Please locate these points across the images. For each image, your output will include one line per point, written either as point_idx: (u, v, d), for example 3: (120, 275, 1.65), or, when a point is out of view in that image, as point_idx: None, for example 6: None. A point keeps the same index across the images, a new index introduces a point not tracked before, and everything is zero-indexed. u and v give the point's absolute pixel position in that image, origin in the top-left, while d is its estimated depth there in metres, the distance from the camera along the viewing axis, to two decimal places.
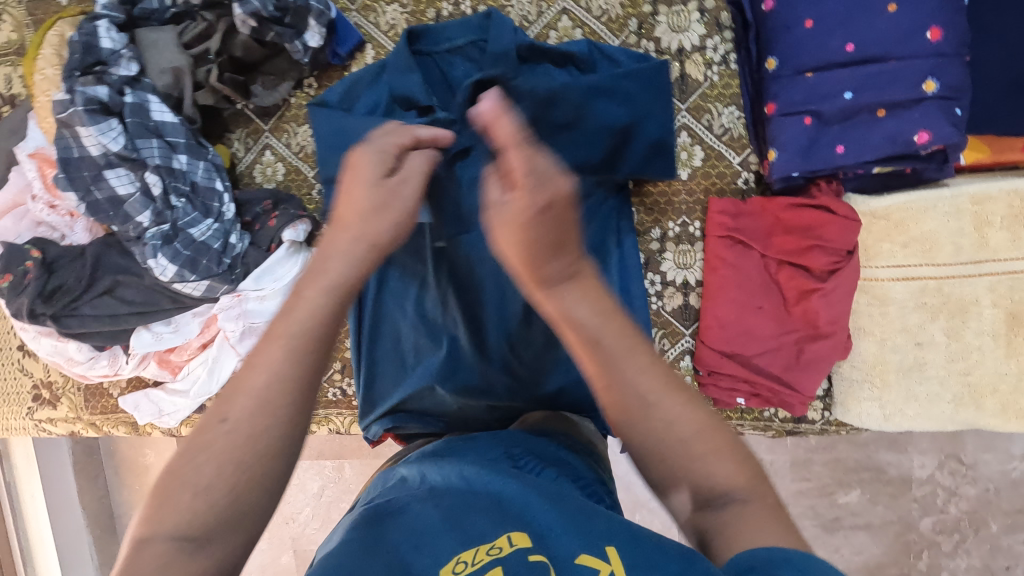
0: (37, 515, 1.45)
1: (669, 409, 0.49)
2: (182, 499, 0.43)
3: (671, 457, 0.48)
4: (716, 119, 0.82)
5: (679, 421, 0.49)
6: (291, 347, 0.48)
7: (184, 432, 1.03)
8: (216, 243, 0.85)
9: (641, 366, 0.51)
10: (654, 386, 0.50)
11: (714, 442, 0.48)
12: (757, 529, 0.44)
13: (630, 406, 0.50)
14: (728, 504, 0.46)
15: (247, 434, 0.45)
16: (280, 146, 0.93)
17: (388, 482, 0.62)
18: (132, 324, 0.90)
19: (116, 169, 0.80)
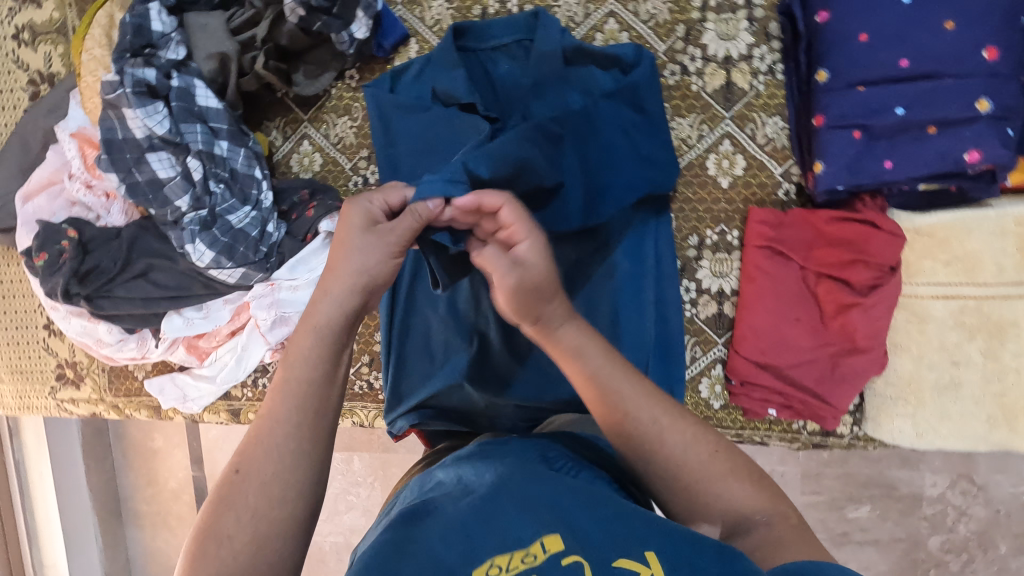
0: (46, 493, 1.45)
1: (671, 436, 0.51)
2: (212, 556, 0.43)
3: (688, 484, 0.50)
4: (760, 129, 0.81)
5: (685, 443, 0.51)
6: (290, 391, 0.49)
7: (207, 418, 1.03)
8: (254, 231, 0.85)
9: (645, 400, 0.52)
10: (662, 419, 0.52)
11: (723, 464, 0.51)
12: (783, 542, 0.47)
13: (641, 437, 0.51)
14: (755, 524, 0.48)
15: (263, 483, 0.46)
16: (318, 136, 0.93)
17: (425, 487, 0.60)
18: (164, 308, 0.90)
19: (159, 153, 0.81)
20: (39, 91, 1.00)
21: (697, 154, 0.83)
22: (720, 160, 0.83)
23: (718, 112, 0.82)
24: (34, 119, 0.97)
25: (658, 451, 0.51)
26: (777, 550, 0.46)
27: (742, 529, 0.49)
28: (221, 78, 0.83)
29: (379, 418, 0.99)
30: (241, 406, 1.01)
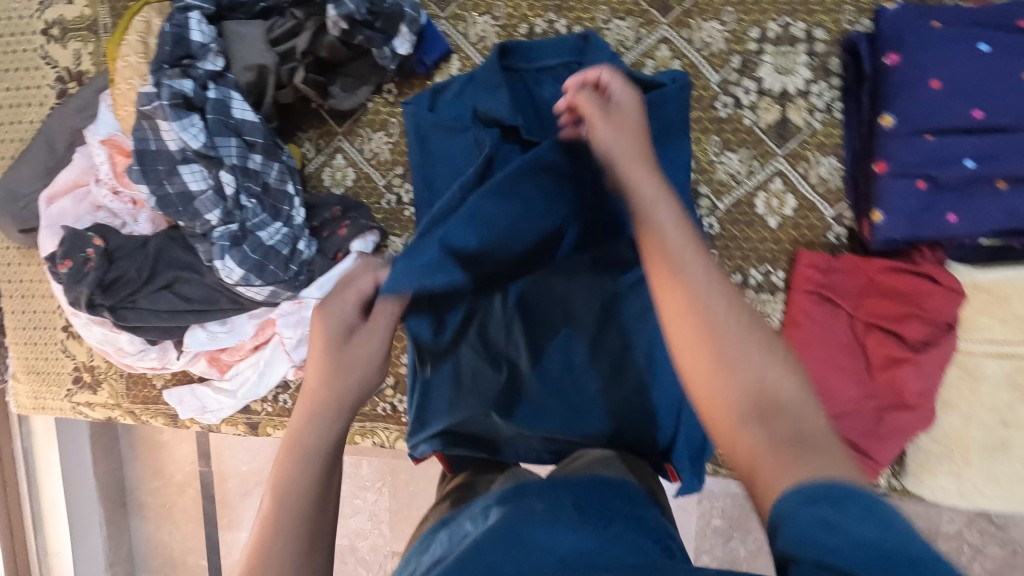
0: (51, 481, 1.42)
1: (723, 302, 0.43)
2: None
3: (720, 356, 0.41)
4: (813, 169, 0.79)
5: (737, 319, 0.42)
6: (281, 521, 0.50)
7: (225, 430, 1.02)
8: (285, 248, 0.82)
9: (705, 264, 0.45)
10: (721, 287, 0.44)
11: (769, 349, 0.42)
12: (815, 455, 0.37)
13: (690, 287, 0.43)
14: (787, 416, 0.39)
15: None
16: (352, 150, 0.90)
17: (453, 540, 0.57)
18: (189, 322, 0.88)
19: (192, 165, 0.78)
20: (67, 89, 0.97)
21: (746, 191, 0.80)
22: (770, 199, 0.80)
23: (771, 149, 0.79)
24: (61, 118, 0.95)
25: (700, 288, 0.43)
26: (797, 459, 0.37)
27: (775, 420, 0.39)
28: (258, 89, 0.80)
29: (401, 440, 0.97)
30: (260, 419, 0.99)
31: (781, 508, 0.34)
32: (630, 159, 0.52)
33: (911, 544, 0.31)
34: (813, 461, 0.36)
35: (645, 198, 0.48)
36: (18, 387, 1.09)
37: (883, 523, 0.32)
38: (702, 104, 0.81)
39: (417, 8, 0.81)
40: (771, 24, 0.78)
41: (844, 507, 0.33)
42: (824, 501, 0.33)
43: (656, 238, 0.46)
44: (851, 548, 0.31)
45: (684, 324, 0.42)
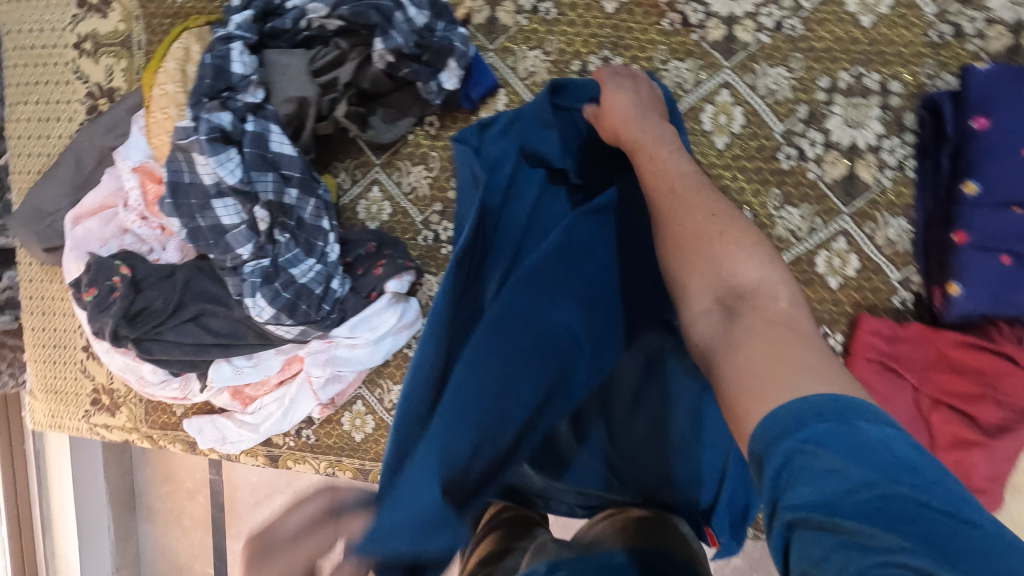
0: (63, 483, 1.38)
1: (725, 223, 0.54)
2: None
3: (698, 251, 0.53)
4: (881, 230, 0.74)
5: (725, 232, 0.53)
6: None
7: (244, 461, 0.99)
8: (318, 287, 0.79)
9: (713, 202, 0.56)
10: (710, 212, 0.55)
11: (755, 261, 0.51)
12: (777, 344, 0.44)
13: (673, 205, 0.57)
14: (751, 305, 0.48)
15: None
16: (389, 183, 0.87)
17: None
18: (213, 357, 0.84)
19: (226, 200, 0.75)
20: (97, 106, 0.94)
21: (806, 248, 0.76)
22: (831, 258, 0.75)
23: (835, 205, 0.75)
24: (91, 136, 0.92)
25: (702, 213, 0.55)
26: (749, 337, 0.45)
27: (736, 313, 0.48)
28: (297, 121, 0.77)
29: None
30: (281, 453, 0.96)
31: (773, 450, 0.36)
32: (638, 120, 0.65)
33: (890, 462, 0.33)
34: (775, 354, 0.43)
35: (659, 141, 0.62)
36: (35, 404, 1.07)
37: (859, 448, 0.34)
38: (763, 154, 0.76)
39: (466, 41, 0.77)
40: (842, 74, 0.73)
41: (825, 420, 0.36)
42: (797, 442, 0.36)
43: (663, 179, 0.59)
44: (842, 494, 0.32)
45: (676, 241, 0.55)
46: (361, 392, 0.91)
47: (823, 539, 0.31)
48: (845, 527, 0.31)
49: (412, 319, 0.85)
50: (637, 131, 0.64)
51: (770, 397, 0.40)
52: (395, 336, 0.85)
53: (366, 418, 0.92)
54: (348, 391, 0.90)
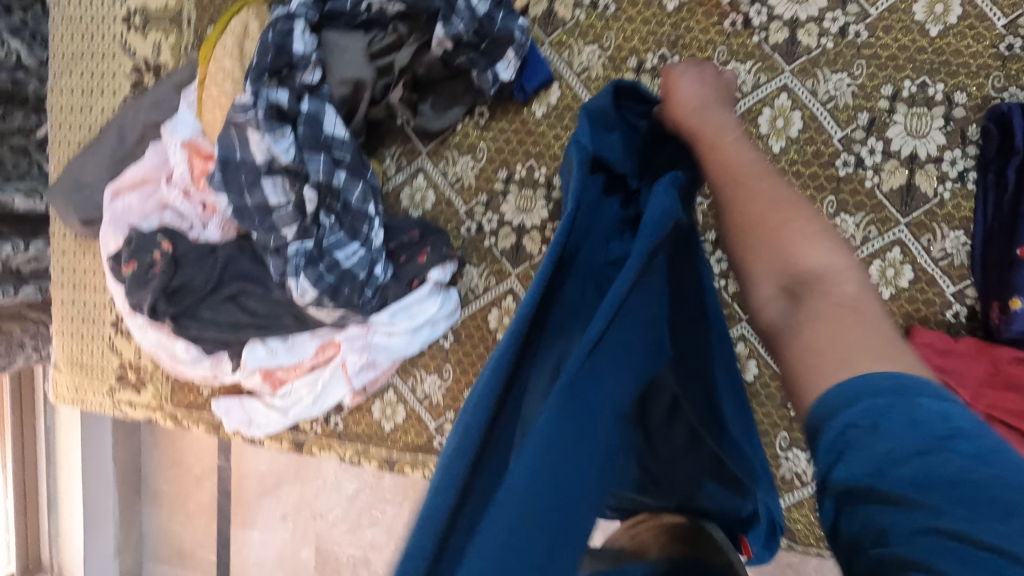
0: (71, 466, 1.36)
1: (794, 210, 0.48)
2: None
3: (765, 236, 0.47)
4: (938, 242, 0.73)
5: (798, 218, 0.47)
6: None
7: (269, 445, 0.98)
8: (361, 272, 0.78)
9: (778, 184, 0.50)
10: (780, 197, 0.48)
11: (823, 247, 0.45)
12: (854, 337, 0.38)
13: (734, 187, 0.51)
14: (815, 290, 0.42)
15: None
16: (435, 172, 0.86)
17: None
18: (250, 337, 0.83)
19: (275, 178, 0.73)
20: (143, 81, 0.94)
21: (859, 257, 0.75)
22: (885, 269, 0.74)
23: (892, 216, 0.74)
24: (136, 110, 0.91)
25: (755, 194, 0.49)
26: (816, 326, 0.40)
27: (800, 298, 0.43)
28: (351, 104, 0.76)
29: None
30: (307, 439, 0.95)
31: (824, 428, 0.34)
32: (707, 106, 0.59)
33: (942, 430, 0.30)
34: (836, 338, 0.38)
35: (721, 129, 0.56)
36: (58, 377, 1.06)
37: (910, 417, 0.31)
38: (820, 160, 0.75)
39: (525, 32, 0.76)
40: (906, 83, 0.72)
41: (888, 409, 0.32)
42: (850, 418, 0.33)
43: (725, 166, 0.53)
44: (893, 465, 0.30)
45: (738, 225, 0.48)
46: (393, 380, 0.91)
47: (879, 514, 0.29)
48: (888, 495, 0.29)
49: (450, 310, 0.85)
50: (705, 115, 0.58)
51: (824, 371, 0.36)
52: (432, 326, 0.84)
53: (396, 407, 0.91)
54: (380, 380, 0.89)
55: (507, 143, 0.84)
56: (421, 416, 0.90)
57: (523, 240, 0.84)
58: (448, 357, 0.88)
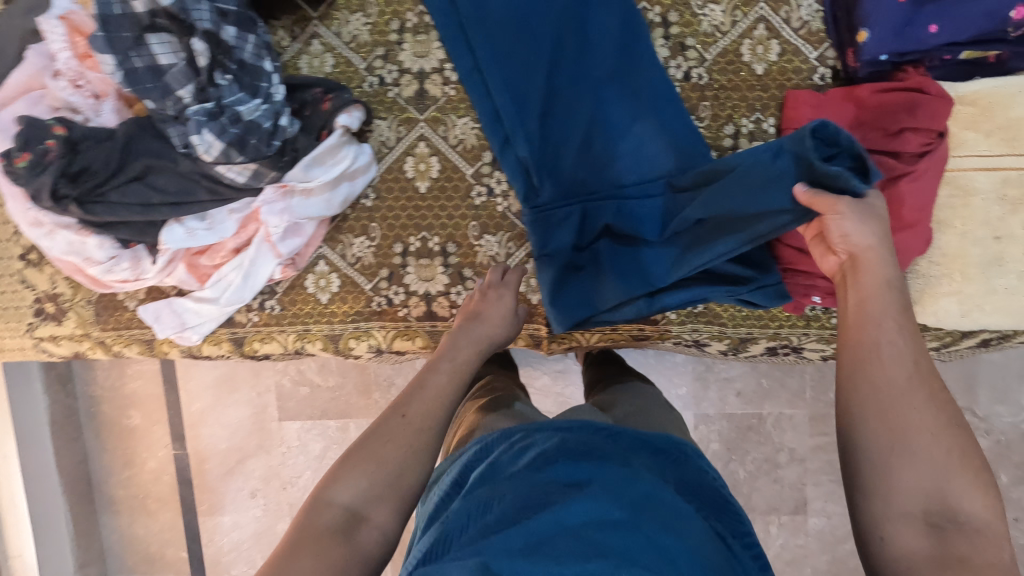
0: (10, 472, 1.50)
1: (928, 429, 0.54)
2: (427, 394, 0.67)
3: (908, 454, 0.54)
4: (794, 12, 0.80)
5: (938, 446, 0.53)
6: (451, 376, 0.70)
7: (207, 353, 0.96)
8: (267, 123, 0.79)
9: (924, 397, 0.56)
10: (929, 425, 0.54)
11: (970, 477, 0.53)
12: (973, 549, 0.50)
13: (904, 466, 0.53)
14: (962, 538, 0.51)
15: (436, 386, 0.68)
16: (329, 35, 0.88)
17: (534, 460, 0.56)
18: (165, 216, 0.82)
19: (161, 35, 0.75)
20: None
21: (731, 40, 0.82)
22: (755, 46, 0.81)
23: None
24: (10, 20, 0.88)
25: (913, 454, 0.53)
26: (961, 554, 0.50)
27: (943, 531, 0.52)
28: None
29: (401, 340, 0.92)
30: (245, 333, 0.94)
31: None
32: (865, 292, 0.62)
33: None
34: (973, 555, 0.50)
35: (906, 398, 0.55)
36: None
37: None
38: None
39: None
40: None
41: None
42: None
43: (886, 396, 0.56)
44: None
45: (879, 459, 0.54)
46: (322, 252, 0.90)
47: None
48: None
49: (366, 164, 0.85)
50: (869, 322, 0.60)
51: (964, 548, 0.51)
52: (350, 183, 0.85)
53: (330, 277, 0.91)
54: (308, 250, 0.89)
55: None
56: (356, 280, 0.90)
57: (426, 85, 0.87)
58: (372, 216, 0.89)
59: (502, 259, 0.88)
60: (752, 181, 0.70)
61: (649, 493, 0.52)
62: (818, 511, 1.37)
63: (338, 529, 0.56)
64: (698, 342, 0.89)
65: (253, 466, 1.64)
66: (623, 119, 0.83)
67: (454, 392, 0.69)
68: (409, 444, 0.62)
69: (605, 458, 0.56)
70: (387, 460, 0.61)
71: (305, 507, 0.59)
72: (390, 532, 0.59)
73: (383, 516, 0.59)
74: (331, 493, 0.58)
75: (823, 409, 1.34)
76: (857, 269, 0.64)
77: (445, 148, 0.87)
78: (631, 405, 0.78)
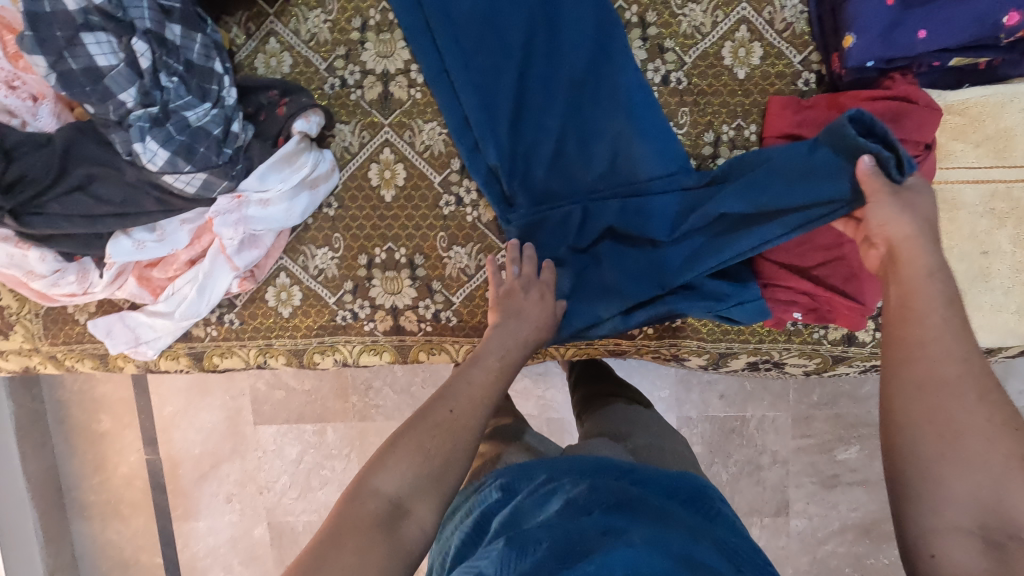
0: None
1: (981, 433, 0.46)
2: (468, 391, 0.64)
3: (959, 458, 0.46)
4: (778, 13, 0.76)
5: (995, 448, 0.46)
6: (494, 376, 0.66)
7: (165, 367, 0.92)
8: (216, 129, 0.74)
9: (973, 396, 0.48)
10: (983, 427, 0.46)
11: None
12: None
13: (952, 471, 0.46)
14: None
15: (479, 385, 0.65)
16: (287, 33, 0.82)
17: (565, 507, 0.52)
18: (109, 227, 0.77)
19: (97, 34, 0.68)
20: None
21: (711, 43, 0.77)
22: (736, 49, 0.77)
23: None
24: None
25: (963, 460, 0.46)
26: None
27: (1004, 551, 0.43)
28: None
29: (367, 354, 0.88)
30: (204, 347, 0.89)
31: None
32: (909, 282, 0.54)
33: None
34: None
35: (950, 393, 0.48)
36: None
37: None
38: None
39: None
40: None
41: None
42: None
43: (934, 395, 0.48)
44: None
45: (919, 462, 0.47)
46: (283, 263, 0.86)
47: None
48: None
49: (327, 171, 0.81)
50: (912, 310, 0.53)
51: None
52: (312, 192, 0.80)
53: (292, 290, 0.86)
54: (267, 261, 0.84)
55: None
56: (319, 293, 0.86)
57: (390, 88, 0.82)
58: (336, 226, 0.84)
59: (472, 272, 0.83)
60: (784, 174, 0.66)
61: (692, 551, 0.47)
62: (800, 513, 1.35)
63: (382, 519, 0.53)
64: (677, 357, 0.85)
65: (227, 471, 1.59)
66: (608, 121, 0.78)
67: (497, 390, 0.66)
68: (451, 443, 0.59)
69: (639, 506, 0.53)
70: (433, 452, 0.57)
71: (345, 497, 0.55)
72: (433, 528, 0.55)
73: (426, 512, 0.55)
74: (375, 480, 0.55)
75: (805, 411, 1.33)
76: (894, 262, 0.56)
77: (412, 154, 0.82)
78: (651, 437, 0.73)
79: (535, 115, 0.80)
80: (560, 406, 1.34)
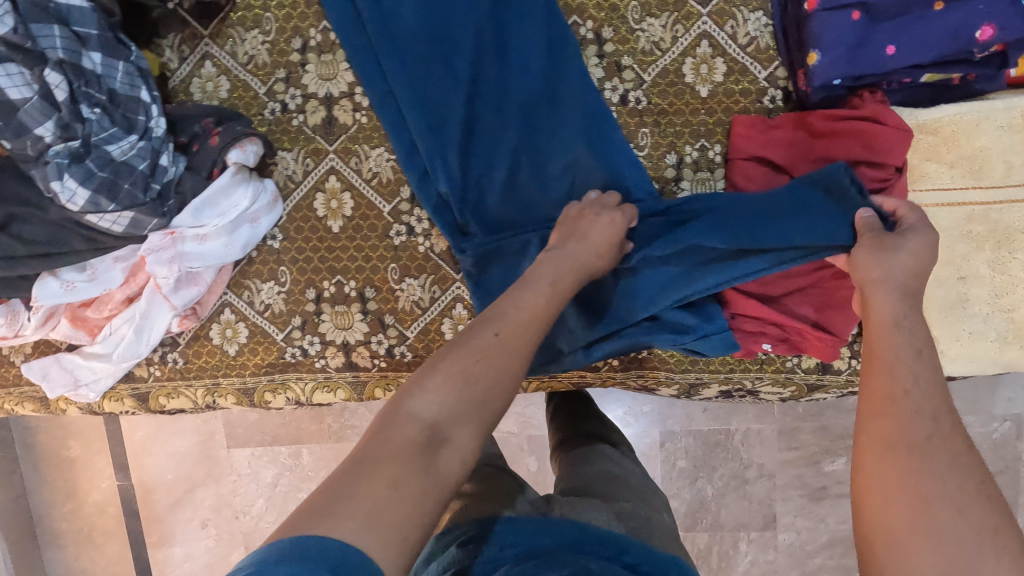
0: None
1: (950, 499, 0.42)
2: (515, 314, 0.58)
3: (927, 525, 0.42)
4: (741, 27, 0.72)
5: (967, 514, 0.41)
6: (544, 304, 0.60)
7: (109, 408, 0.87)
8: (143, 163, 0.69)
9: (944, 458, 0.44)
10: (955, 490, 0.43)
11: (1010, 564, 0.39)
12: None
13: (920, 537, 0.41)
14: None
15: (530, 312, 0.59)
16: (223, 56, 0.77)
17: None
18: (33, 269, 0.72)
19: (7, 66, 0.63)
20: None
21: (672, 59, 0.73)
22: (697, 66, 0.73)
23: (694, 9, 0.72)
24: None
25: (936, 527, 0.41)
26: None
27: None
28: None
29: (319, 393, 0.82)
30: (148, 388, 0.84)
31: None
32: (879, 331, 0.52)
33: None
34: None
35: (918, 450, 0.45)
36: None
37: None
38: None
39: None
40: None
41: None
42: None
43: (902, 451, 0.45)
44: None
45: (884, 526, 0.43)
46: (227, 298, 0.81)
47: None
48: None
49: (269, 203, 0.77)
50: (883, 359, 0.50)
51: None
52: (253, 224, 0.76)
53: (237, 326, 0.81)
54: (210, 298, 0.79)
55: (295, 8, 0.76)
56: (265, 329, 0.81)
57: (334, 112, 0.77)
58: (281, 258, 0.80)
59: (426, 305, 0.79)
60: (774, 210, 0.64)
61: None
62: (789, 526, 1.30)
63: (419, 443, 0.48)
64: (645, 387, 0.81)
65: (202, 495, 1.45)
66: (568, 139, 0.74)
67: (547, 318, 0.60)
68: (494, 371, 0.53)
69: None
70: (474, 381, 0.52)
71: (378, 420, 0.50)
72: (470, 460, 0.49)
73: (466, 441, 0.50)
74: (412, 403, 0.50)
75: (791, 424, 1.29)
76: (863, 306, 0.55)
77: (359, 182, 0.78)
78: (640, 505, 0.67)
79: (487, 135, 0.75)
80: (538, 423, 1.29)
